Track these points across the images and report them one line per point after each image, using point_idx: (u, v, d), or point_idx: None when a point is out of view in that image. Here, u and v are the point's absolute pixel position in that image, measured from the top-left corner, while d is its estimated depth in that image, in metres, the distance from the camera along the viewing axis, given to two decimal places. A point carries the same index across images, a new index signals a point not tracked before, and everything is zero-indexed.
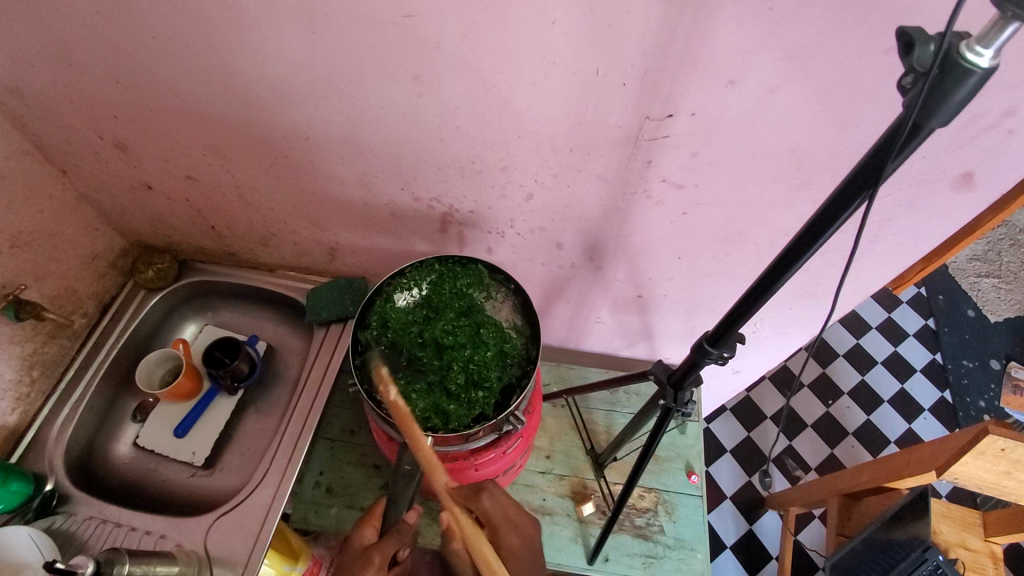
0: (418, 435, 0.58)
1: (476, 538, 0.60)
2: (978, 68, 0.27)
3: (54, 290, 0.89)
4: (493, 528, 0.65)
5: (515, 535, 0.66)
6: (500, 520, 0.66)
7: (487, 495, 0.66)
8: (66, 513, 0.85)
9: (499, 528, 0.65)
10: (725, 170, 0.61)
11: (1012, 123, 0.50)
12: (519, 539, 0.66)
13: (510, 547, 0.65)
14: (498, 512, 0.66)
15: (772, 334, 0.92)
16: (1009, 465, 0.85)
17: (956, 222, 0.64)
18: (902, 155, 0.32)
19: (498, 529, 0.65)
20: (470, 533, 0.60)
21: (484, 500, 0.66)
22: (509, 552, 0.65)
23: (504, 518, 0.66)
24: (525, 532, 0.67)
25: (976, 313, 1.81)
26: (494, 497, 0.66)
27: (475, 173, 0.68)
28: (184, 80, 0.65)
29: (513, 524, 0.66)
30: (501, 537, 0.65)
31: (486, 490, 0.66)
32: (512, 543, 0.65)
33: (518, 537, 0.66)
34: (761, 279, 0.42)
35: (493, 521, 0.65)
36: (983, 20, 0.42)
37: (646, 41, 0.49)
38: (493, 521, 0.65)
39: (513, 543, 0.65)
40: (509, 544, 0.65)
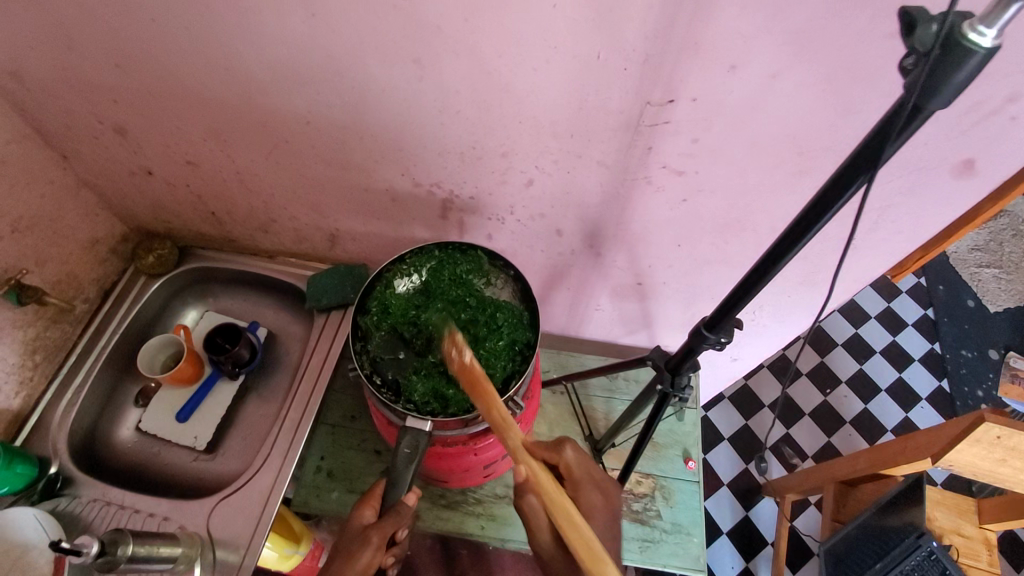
0: (492, 399, 0.59)
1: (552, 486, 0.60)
2: (980, 48, 0.27)
3: (55, 275, 0.89)
4: (574, 482, 0.68)
5: (597, 493, 0.67)
6: (583, 475, 0.68)
7: (569, 447, 0.68)
8: (70, 495, 0.86)
9: (580, 482, 0.67)
10: (726, 157, 0.61)
11: (1015, 109, 0.50)
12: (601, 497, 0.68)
13: (591, 503, 0.67)
14: (580, 470, 0.68)
15: (771, 322, 0.92)
16: (1004, 452, 0.85)
17: (956, 210, 0.64)
18: (903, 137, 0.32)
19: (580, 485, 0.67)
20: (548, 483, 0.60)
21: (566, 451, 0.68)
22: (589, 504, 0.66)
23: (585, 474, 0.68)
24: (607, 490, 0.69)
25: (976, 303, 1.81)
26: (576, 451, 0.69)
27: (475, 159, 0.68)
28: (184, 64, 0.65)
29: (595, 483, 0.68)
30: (582, 491, 0.67)
31: (567, 442, 0.69)
32: (593, 499, 0.67)
33: (598, 492, 0.68)
34: (757, 266, 0.42)
35: (575, 475, 0.68)
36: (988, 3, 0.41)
37: (647, 24, 0.49)
38: (574, 473, 0.68)
39: (597, 501, 0.67)
40: (591, 500, 0.67)
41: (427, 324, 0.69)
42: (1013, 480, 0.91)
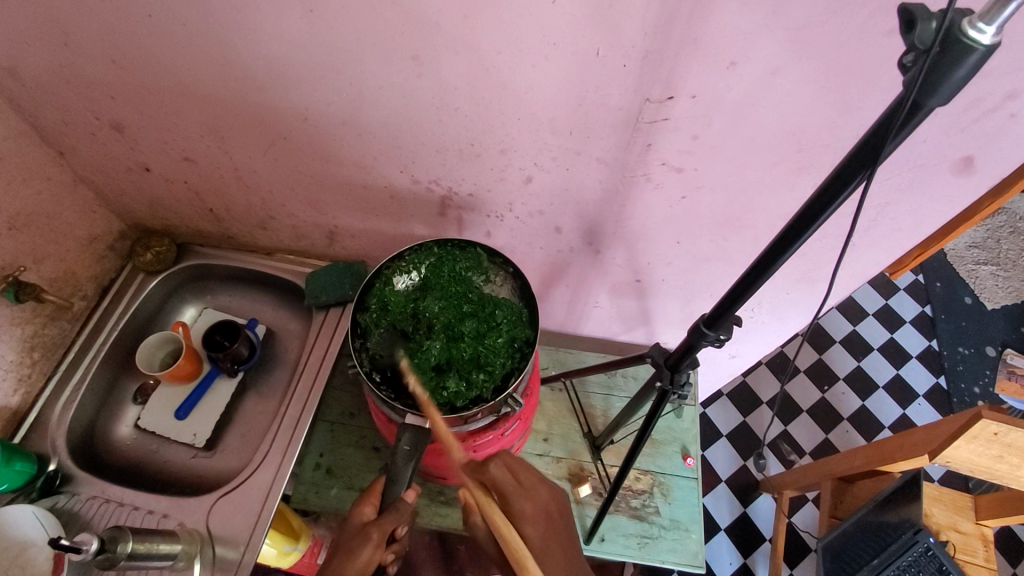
0: (437, 417, 0.62)
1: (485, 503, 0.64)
2: (980, 45, 0.27)
3: (53, 272, 0.89)
4: (504, 494, 0.66)
5: (527, 502, 0.66)
6: (510, 486, 0.66)
7: (494, 463, 0.67)
8: (69, 492, 0.86)
9: (508, 493, 0.66)
10: (725, 154, 0.61)
11: (1013, 107, 0.50)
12: (531, 505, 0.66)
13: (519, 511, 0.65)
14: (509, 478, 0.67)
15: (770, 319, 0.92)
16: (1000, 449, 0.86)
17: (954, 207, 0.64)
18: (902, 135, 0.32)
19: (509, 498, 0.66)
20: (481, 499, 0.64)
21: (492, 467, 0.67)
22: (520, 516, 0.65)
23: (514, 485, 0.66)
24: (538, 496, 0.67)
25: (973, 300, 1.82)
26: (503, 464, 0.68)
27: (474, 156, 0.68)
28: (181, 60, 0.64)
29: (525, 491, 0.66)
30: (512, 503, 0.65)
31: (492, 459, 0.67)
32: (524, 508, 0.65)
33: (530, 504, 0.66)
34: (756, 263, 0.43)
35: (502, 489, 0.66)
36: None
37: (647, 21, 0.49)
38: (501, 485, 0.66)
39: (529, 508, 0.65)
40: (522, 509, 0.65)
41: (432, 317, 0.69)
42: (1009, 476, 0.91)
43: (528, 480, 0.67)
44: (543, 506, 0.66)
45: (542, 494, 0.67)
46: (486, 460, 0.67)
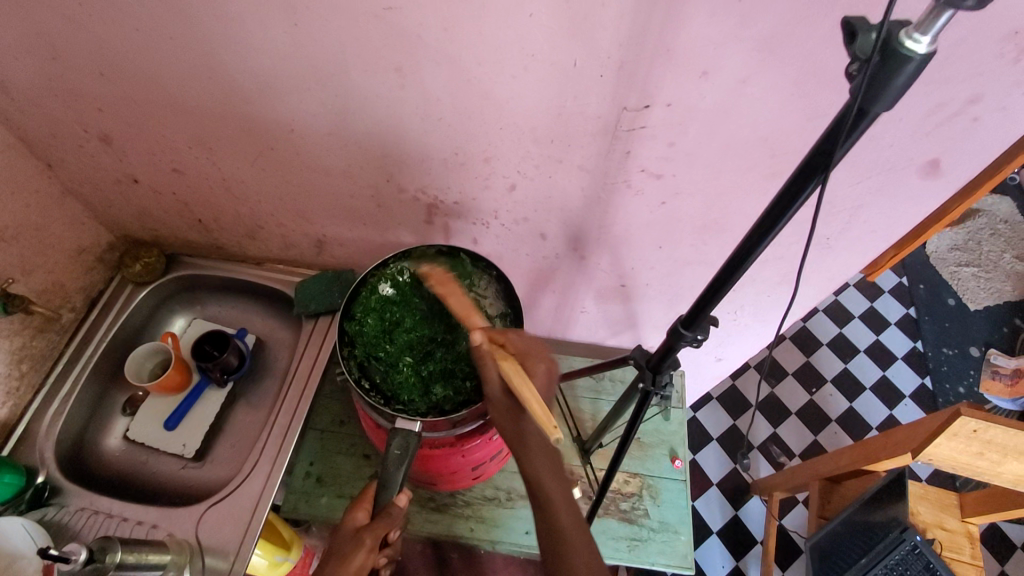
0: (461, 297, 0.66)
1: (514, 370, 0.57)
2: (916, 54, 0.28)
3: (41, 284, 0.89)
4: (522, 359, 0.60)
5: (540, 360, 0.61)
6: (524, 345, 0.62)
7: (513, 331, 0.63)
8: (58, 504, 0.86)
9: (527, 356, 0.61)
10: (701, 160, 0.63)
11: (976, 111, 0.52)
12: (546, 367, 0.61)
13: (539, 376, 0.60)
14: (529, 346, 0.62)
15: (752, 321, 0.94)
16: (981, 445, 0.87)
17: (924, 208, 0.66)
18: (851, 141, 0.33)
19: (531, 358, 0.61)
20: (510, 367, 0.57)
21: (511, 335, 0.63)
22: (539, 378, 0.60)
23: (528, 346, 0.62)
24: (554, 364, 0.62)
25: (956, 301, 1.84)
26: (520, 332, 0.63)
27: (458, 165, 0.70)
28: (169, 73, 0.66)
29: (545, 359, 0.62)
30: (531, 362, 0.60)
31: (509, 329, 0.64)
32: (540, 371, 0.60)
33: (544, 362, 0.61)
34: (719, 275, 0.45)
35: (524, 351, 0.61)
36: (927, 10, 0.44)
37: (622, 33, 0.50)
38: (520, 351, 0.61)
39: (542, 372, 0.60)
40: (539, 370, 0.60)
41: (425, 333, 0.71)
42: (990, 472, 0.92)
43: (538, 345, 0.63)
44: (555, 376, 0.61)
45: (558, 365, 0.62)
46: (505, 330, 0.62)
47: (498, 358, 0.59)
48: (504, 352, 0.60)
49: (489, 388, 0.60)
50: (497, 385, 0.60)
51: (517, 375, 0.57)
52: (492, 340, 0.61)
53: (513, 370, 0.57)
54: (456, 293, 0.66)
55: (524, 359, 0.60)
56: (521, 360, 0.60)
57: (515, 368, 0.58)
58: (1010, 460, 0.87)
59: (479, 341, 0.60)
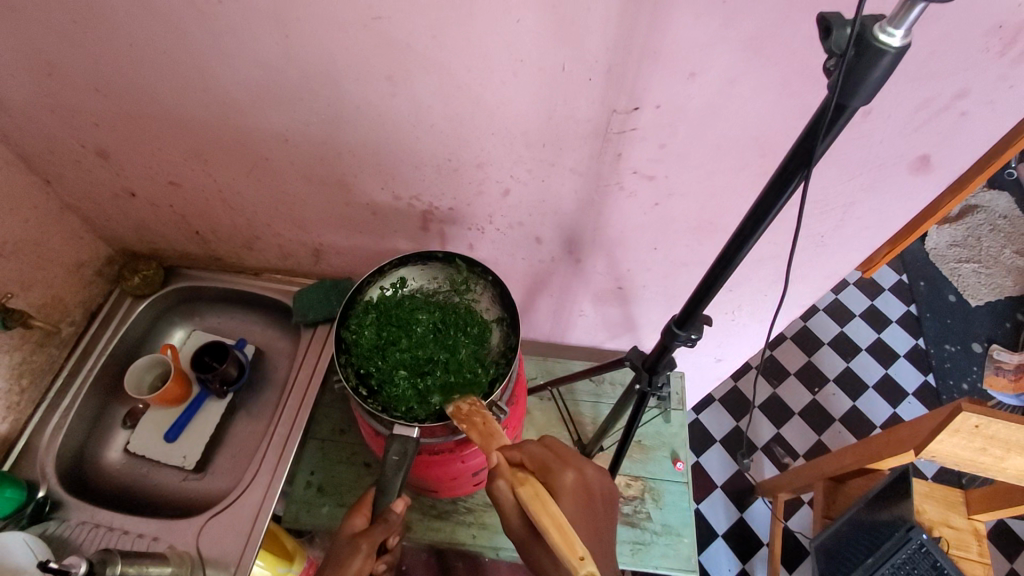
0: (484, 429, 0.64)
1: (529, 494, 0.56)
2: (890, 47, 0.28)
3: (41, 299, 0.89)
4: (544, 470, 0.63)
5: (567, 474, 0.62)
6: (549, 459, 0.64)
7: (530, 442, 0.65)
8: (59, 519, 0.86)
9: (551, 467, 0.63)
10: (693, 161, 0.63)
11: (963, 105, 0.52)
12: (574, 478, 0.62)
13: (563, 485, 0.61)
14: (547, 454, 0.64)
15: (750, 321, 0.93)
16: (983, 441, 0.86)
17: (916, 204, 0.66)
18: (832, 134, 0.33)
19: (551, 469, 0.63)
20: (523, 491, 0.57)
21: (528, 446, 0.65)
22: (562, 489, 0.61)
23: (550, 457, 0.64)
24: (582, 470, 0.63)
25: (957, 297, 1.84)
26: (542, 443, 0.66)
27: (452, 171, 0.70)
28: (163, 87, 0.66)
29: (570, 466, 0.63)
30: (556, 476, 0.62)
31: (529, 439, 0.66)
32: (566, 479, 0.62)
33: (572, 477, 0.62)
34: (709, 274, 0.45)
35: (548, 465, 0.63)
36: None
37: (608, 37, 0.51)
38: (543, 465, 0.63)
39: (570, 482, 0.62)
40: (563, 482, 0.62)
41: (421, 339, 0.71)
42: (994, 468, 0.91)
43: (564, 451, 0.65)
44: (588, 486, 0.63)
45: (586, 468, 0.64)
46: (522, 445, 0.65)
47: (517, 482, 0.58)
48: (521, 474, 0.60)
49: (511, 520, 0.62)
50: (516, 517, 0.61)
51: (536, 499, 0.56)
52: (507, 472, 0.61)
53: (533, 498, 0.56)
54: (481, 422, 0.64)
55: (544, 473, 0.63)
56: (545, 476, 0.62)
57: (534, 491, 0.57)
58: (1014, 455, 0.86)
59: (495, 462, 0.61)
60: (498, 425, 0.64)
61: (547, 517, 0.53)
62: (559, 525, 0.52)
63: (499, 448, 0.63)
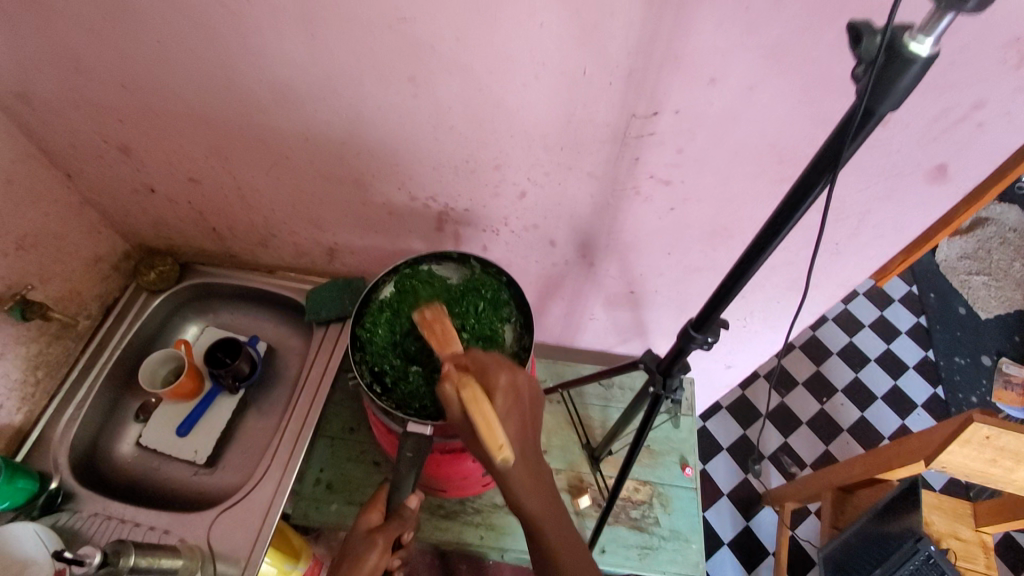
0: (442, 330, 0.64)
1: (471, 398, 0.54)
2: (920, 55, 0.29)
3: (59, 291, 0.90)
4: (482, 372, 0.58)
5: (503, 374, 0.58)
6: (488, 365, 0.59)
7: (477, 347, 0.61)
8: (71, 510, 0.86)
9: (487, 368, 0.58)
10: (710, 166, 0.63)
11: (981, 116, 0.53)
12: (509, 381, 0.58)
13: (496, 386, 0.57)
14: (490, 360, 0.60)
15: (761, 328, 0.94)
16: (994, 453, 0.86)
17: (933, 213, 0.66)
18: (858, 141, 0.33)
19: (488, 371, 0.58)
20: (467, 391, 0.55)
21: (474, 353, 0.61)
22: (496, 393, 0.57)
23: (491, 363, 0.59)
24: (517, 374, 0.59)
25: (966, 310, 1.83)
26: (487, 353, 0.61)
27: (469, 172, 0.71)
28: (188, 85, 0.67)
29: (508, 372, 0.59)
30: (490, 376, 0.58)
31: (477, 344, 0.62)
32: (502, 384, 0.58)
33: (506, 380, 0.58)
34: (729, 277, 0.45)
35: (485, 368, 0.59)
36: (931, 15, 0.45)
37: (630, 42, 0.51)
38: (481, 369, 0.58)
39: (504, 384, 0.58)
40: (499, 384, 0.57)
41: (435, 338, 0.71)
42: (1004, 481, 0.91)
43: (504, 358, 0.61)
44: (519, 388, 0.59)
45: (520, 373, 0.60)
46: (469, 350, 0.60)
47: (459, 384, 0.55)
48: (463, 374, 0.57)
49: (448, 411, 0.57)
50: (456, 407, 0.56)
51: (474, 401, 0.54)
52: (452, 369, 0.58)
53: (471, 400, 0.54)
54: (439, 328, 0.64)
55: (482, 374, 0.58)
56: (481, 376, 0.58)
57: (474, 393, 0.54)
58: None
59: (444, 368, 0.58)
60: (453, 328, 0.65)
61: (479, 409, 0.54)
62: (487, 422, 0.53)
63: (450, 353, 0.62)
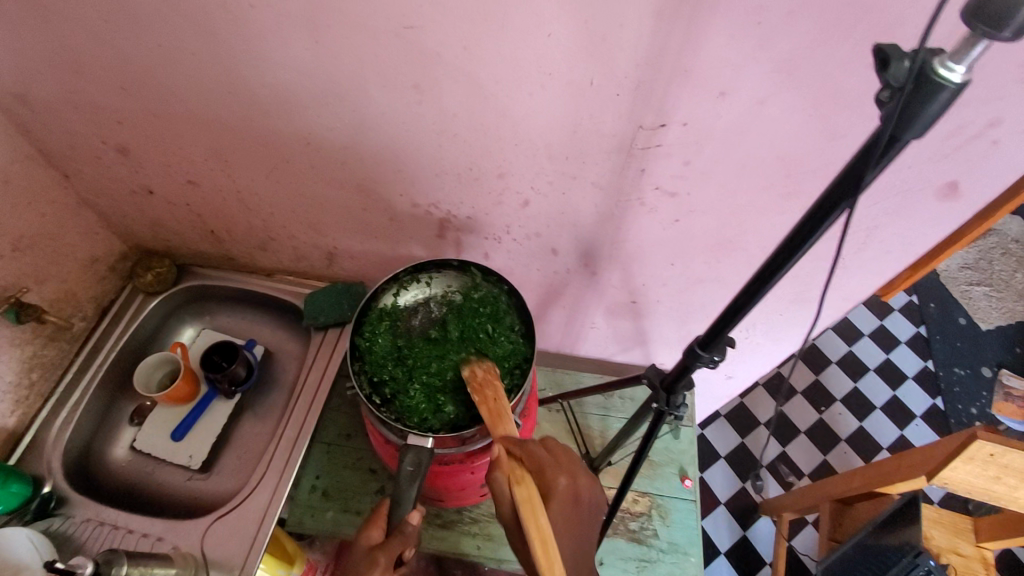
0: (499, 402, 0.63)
1: (529, 500, 0.57)
2: (951, 83, 0.28)
3: (54, 293, 0.89)
4: (539, 471, 0.60)
5: (563, 478, 0.60)
6: (548, 463, 0.60)
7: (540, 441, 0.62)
8: (64, 515, 0.85)
9: (545, 469, 0.60)
10: (716, 179, 0.63)
11: (996, 134, 0.52)
12: (567, 484, 0.60)
13: (556, 489, 0.59)
14: (548, 457, 0.61)
15: (764, 340, 0.93)
16: (997, 470, 0.85)
17: (941, 229, 0.65)
18: (880, 167, 0.32)
19: (546, 473, 0.60)
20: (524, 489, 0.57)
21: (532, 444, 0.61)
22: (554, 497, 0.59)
23: (551, 464, 0.61)
24: (575, 477, 0.61)
25: (967, 320, 1.82)
26: (542, 443, 0.62)
27: (472, 180, 0.70)
28: (188, 88, 0.66)
29: (569, 473, 0.61)
30: (547, 480, 0.59)
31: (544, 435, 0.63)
32: (561, 487, 0.60)
33: (566, 486, 0.60)
34: (738, 298, 0.44)
35: (542, 466, 0.60)
36: (950, 32, 0.44)
37: (640, 53, 0.51)
38: (539, 469, 0.60)
39: (562, 488, 0.59)
40: (556, 489, 0.59)
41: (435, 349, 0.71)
42: (1007, 498, 0.90)
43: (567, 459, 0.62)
44: (578, 491, 0.61)
45: (580, 478, 0.61)
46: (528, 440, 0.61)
47: (514, 481, 0.58)
48: (521, 471, 0.59)
49: (500, 506, 0.60)
50: (507, 504, 0.59)
51: (528, 507, 0.56)
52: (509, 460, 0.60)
53: (524, 503, 0.57)
54: (490, 398, 0.64)
55: (541, 478, 0.60)
56: (539, 477, 0.60)
57: (528, 496, 0.57)
58: None
59: (495, 455, 0.60)
60: (506, 403, 0.64)
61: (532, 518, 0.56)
62: (545, 542, 0.54)
63: (501, 433, 0.61)
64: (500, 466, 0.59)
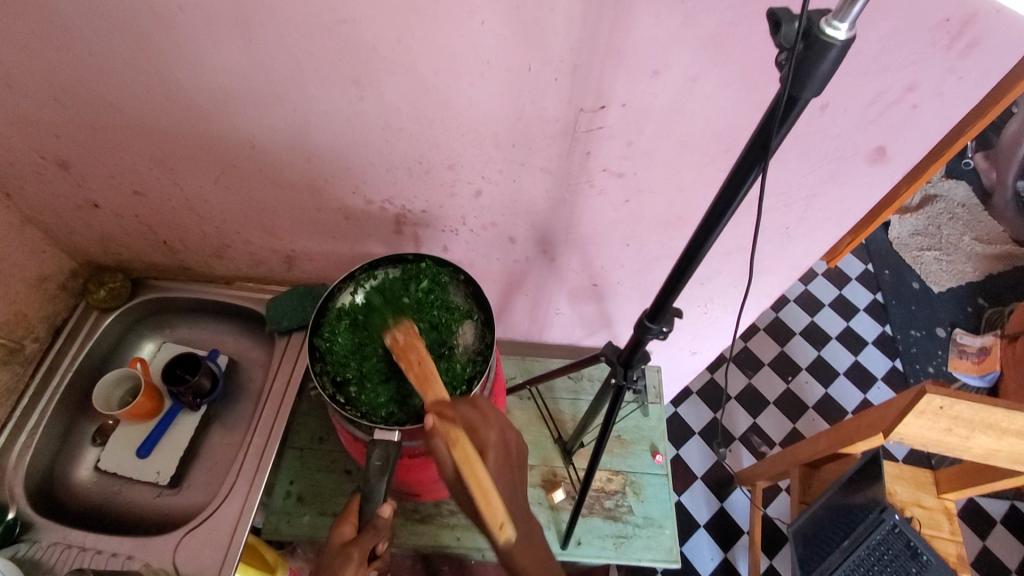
0: (425, 368, 0.64)
1: (472, 459, 0.58)
2: (837, 40, 0.30)
3: (2, 316, 0.87)
4: (471, 427, 0.61)
5: (494, 431, 0.61)
6: (477, 419, 0.61)
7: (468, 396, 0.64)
8: (29, 540, 0.83)
9: (477, 426, 0.61)
10: (660, 158, 0.64)
11: (915, 98, 0.54)
12: (498, 436, 0.61)
13: (488, 443, 0.61)
14: (477, 415, 0.62)
15: (722, 313, 0.95)
16: (949, 421, 0.89)
17: (876, 192, 0.68)
18: (786, 127, 0.34)
19: (478, 426, 0.61)
20: (468, 449, 0.59)
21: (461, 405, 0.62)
22: (489, 450, 0.61)
23: (484, 419, 0.62)
24: (504, 429, 0.62)
25: (920, 284, 1.90)
26: (470, 400, 0.63)
27: (423, 173, 0.70)
28: (124, 95, 0.65)
29: (498, 425, 0.62)
30: (482, 435, 0.60)
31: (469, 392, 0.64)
32: (493, 440, 0.61)
33: (497, 436, 0.61)
34: (677, 268, 0.46)
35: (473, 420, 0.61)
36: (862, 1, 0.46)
37: (572, 37, 0.51)
38: (472, 424, 0.61)
39: (495, 439, 0.61)
40: (491, 443, 0.61)
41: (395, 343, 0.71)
42: (961, 449, 0.94)
43: (493, 412, 0.63)
44: (509, 442, 0.63)
45: (507, 427, 0.63)
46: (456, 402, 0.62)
47: (451, 441, 0.59)
48: (455, 430, 0.60)
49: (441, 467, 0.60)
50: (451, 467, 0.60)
51: (467, 463, 0.58)
52: (444, 422, 0.60)
53: (463, 461, 0.58)
54: (416, 362, 0.64)
55: (473, 433, 0.61)
56: (472, 431, 0.61)
57: (466, 454, 0.58)
58: (978, 434, 0.90)
59: (431, 423, 0.60)
60: (432, 364, 0.64)
61: (474, 480, 0.58)
62: (484, 493, 0.57)
63: (434, 397, 0.63)
64: (438, 431, 0.60)
